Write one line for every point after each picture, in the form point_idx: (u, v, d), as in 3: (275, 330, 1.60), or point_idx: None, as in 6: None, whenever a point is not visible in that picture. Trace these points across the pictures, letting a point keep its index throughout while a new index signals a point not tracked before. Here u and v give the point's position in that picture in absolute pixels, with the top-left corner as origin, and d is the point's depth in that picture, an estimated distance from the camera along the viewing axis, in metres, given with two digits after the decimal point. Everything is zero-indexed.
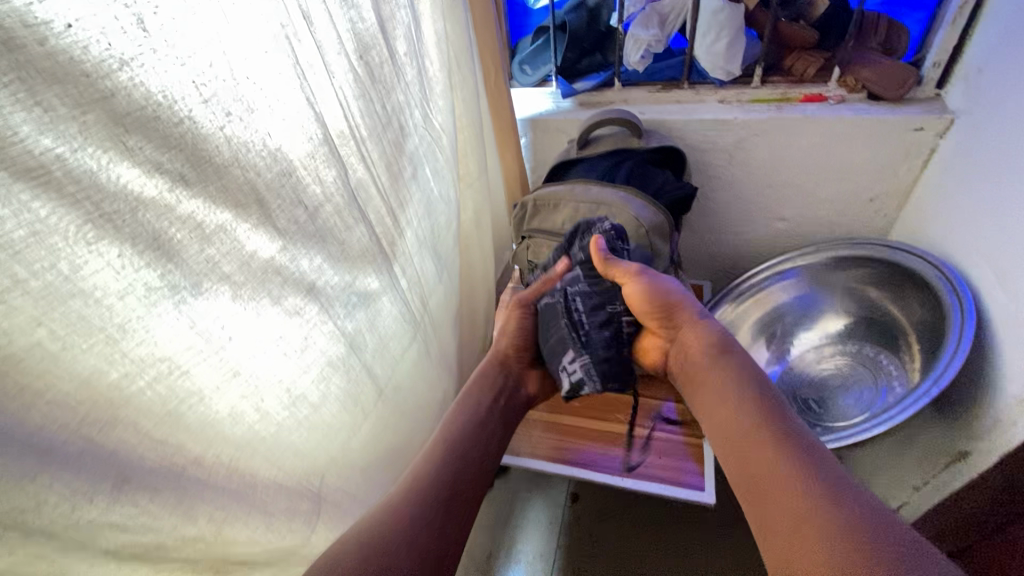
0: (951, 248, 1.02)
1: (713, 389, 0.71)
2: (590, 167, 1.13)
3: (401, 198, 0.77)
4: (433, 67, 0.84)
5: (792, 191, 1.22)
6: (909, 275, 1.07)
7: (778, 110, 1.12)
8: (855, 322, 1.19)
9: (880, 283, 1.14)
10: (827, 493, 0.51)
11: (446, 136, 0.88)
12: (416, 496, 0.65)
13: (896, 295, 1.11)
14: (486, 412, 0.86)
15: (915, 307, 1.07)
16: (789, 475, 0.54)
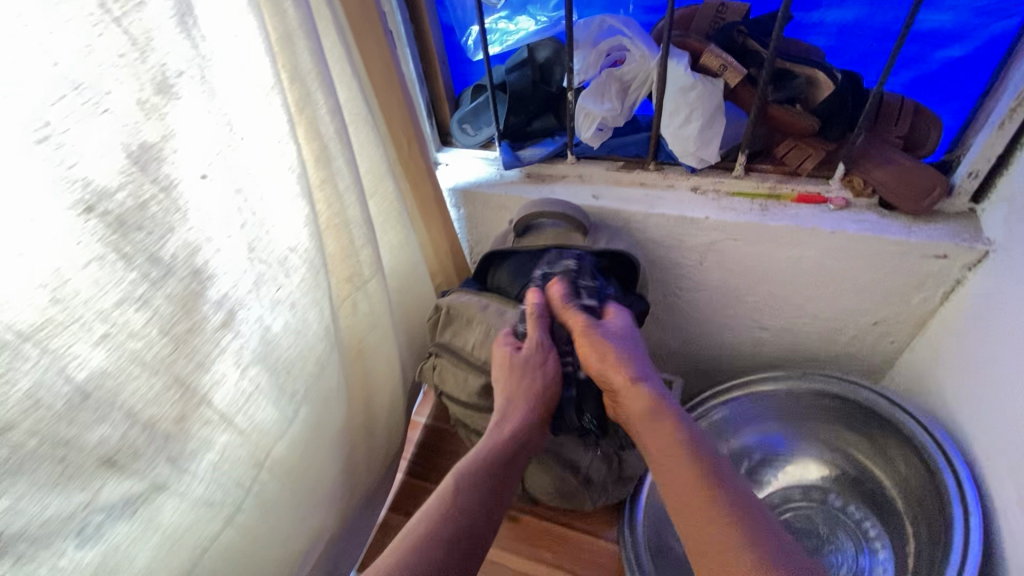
0: (970, 421, 0.79)
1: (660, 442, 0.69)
2: (521, 269, 0.90)
3: (201, 358, 0.59)
4: (268, 172, 0.64)
5: (779, 304, 0.97)
6: (895, 430, 0.86)
7: (763, 213, 0.87)
8: (838, 474, 0.96)
9: (855, 425, 0.93)
10: (738, 513, 0.60)
11: (298, 253, 0.69)
12: (445, 550, 0.60)
13: (874, 446, 0.91)
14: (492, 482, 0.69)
15: (901, 469, 0.87)
16: (715, 499, 0.62)
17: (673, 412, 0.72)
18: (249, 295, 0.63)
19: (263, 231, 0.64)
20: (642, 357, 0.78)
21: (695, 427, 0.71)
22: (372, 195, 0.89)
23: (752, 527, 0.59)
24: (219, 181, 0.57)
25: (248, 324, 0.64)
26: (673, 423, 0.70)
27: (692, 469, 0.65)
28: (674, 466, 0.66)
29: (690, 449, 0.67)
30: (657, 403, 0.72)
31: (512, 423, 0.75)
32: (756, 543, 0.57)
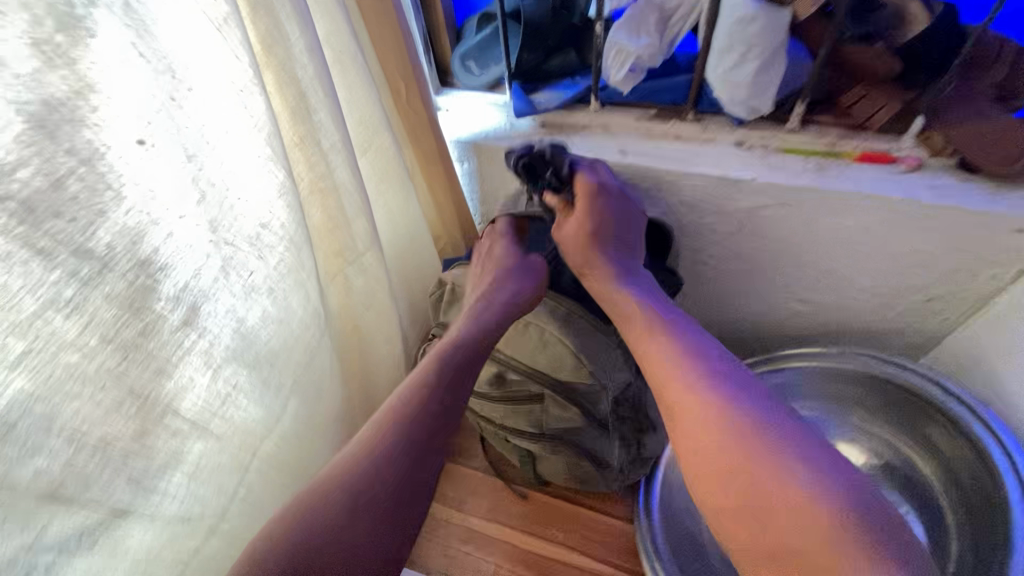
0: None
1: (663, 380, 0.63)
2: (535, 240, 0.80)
3: (159, 365, 0.49)
4: (229, 135, 0.51)
5: (826, 278, 0.85)
6: (934, 414, 0.77)
7: (820, 174, 0.73)
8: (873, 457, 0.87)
9: (889, 409, 0.83)
10: (776, 466, 0.52)
11: (274, 230, 0.58)
12: (344, 492, 0.55)
13: (909, 431, 0.82)
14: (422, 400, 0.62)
15: (948, 454, 0.77)
16: (735, 435, 0.55)
17: (665, 325, 0.66)
18: (215, 286, 0.53)
19: (227, 208, 0.53)
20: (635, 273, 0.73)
21: (696, 342, 0.64)
22: (364, 151, 0.75)
23: (777, 454, 0.52)
24: (161, 150, 0.46)
25: (216, 319, 0.54)
26: (673, 356, 0.63)
27: (704, 407, 0.58)
28: (681, 408, 0.59)
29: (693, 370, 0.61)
30: (653, 334, 0.66)
31: (450, 341, 0.68)
32: (786, 471, 0.51)
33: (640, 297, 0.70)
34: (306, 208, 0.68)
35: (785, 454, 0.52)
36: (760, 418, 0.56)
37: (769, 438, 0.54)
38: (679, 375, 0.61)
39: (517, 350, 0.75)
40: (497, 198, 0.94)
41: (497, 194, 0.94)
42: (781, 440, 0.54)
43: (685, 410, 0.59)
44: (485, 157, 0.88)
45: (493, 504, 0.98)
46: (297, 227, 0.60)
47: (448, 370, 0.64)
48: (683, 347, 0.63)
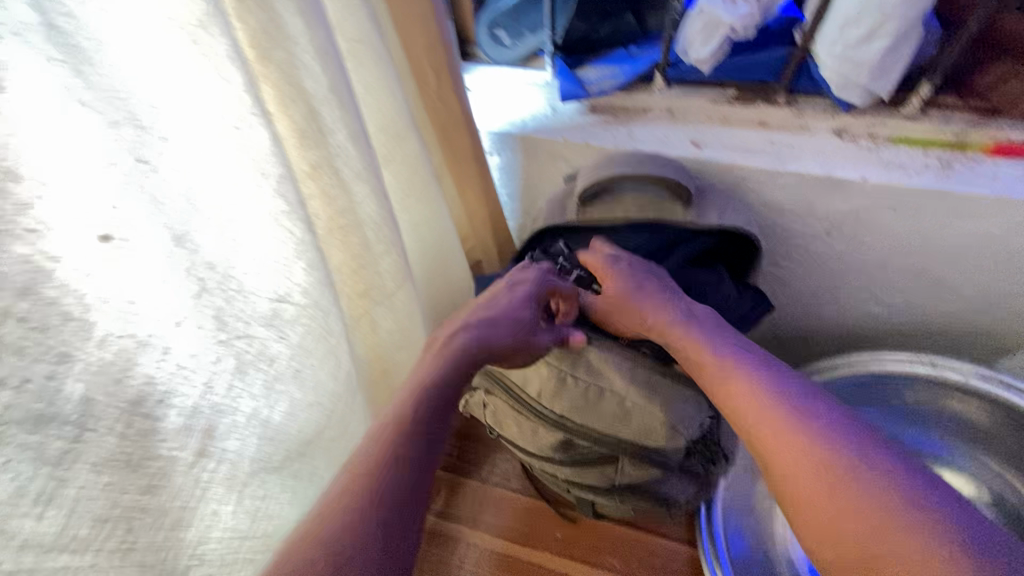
0: None
1: (741, 410, 0.47)
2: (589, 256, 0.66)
3: (174, 518, 0.36)
4: (225, 191, 0.36)
5: (919, 286, 0.72)
6: None
7: (944, 173, 0.60)
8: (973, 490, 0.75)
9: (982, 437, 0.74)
10: (878, 479, 0.38)
11: (295, 302, 0.44)
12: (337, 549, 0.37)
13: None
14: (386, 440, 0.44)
15: None
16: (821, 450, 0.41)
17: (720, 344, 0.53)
18: (231, 394, 0.39)
19: (235, 293, 0.38)
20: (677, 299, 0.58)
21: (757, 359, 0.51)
22: (385, 162, 0.60)
23: (891, 484, 0.37)
24: (136, 239, 0.31)
25: (237, 434, 0.41)
26: (746, 379, 0.48)
27: (793, 437, 0.42)
28: (764, 443, 0.44)
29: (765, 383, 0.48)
30: (727, 363, 0.51)
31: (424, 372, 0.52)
32: (901, 507, 0.36)
33: (708, 326, 0.55)
34: (324, 249, 0.53)
35: (904, 485, 0.37)
36: (874, 452, 0.40)
37: (880, 468, 0.38)
38: (758, 400, 0.46)
39: (585, 414, 0.63)
40: (534, 198, 0.79)
41: (535, 192, 0.78)
42: (900, 473, 0.38)
43: (769, 447, 0.43)
44: (522, 152, 0.72)
45: (538, 530, 0.89)
46: (325, 288, 0.46)
47: (427, 404, 0.48)
48: (761, 373, 0.49)
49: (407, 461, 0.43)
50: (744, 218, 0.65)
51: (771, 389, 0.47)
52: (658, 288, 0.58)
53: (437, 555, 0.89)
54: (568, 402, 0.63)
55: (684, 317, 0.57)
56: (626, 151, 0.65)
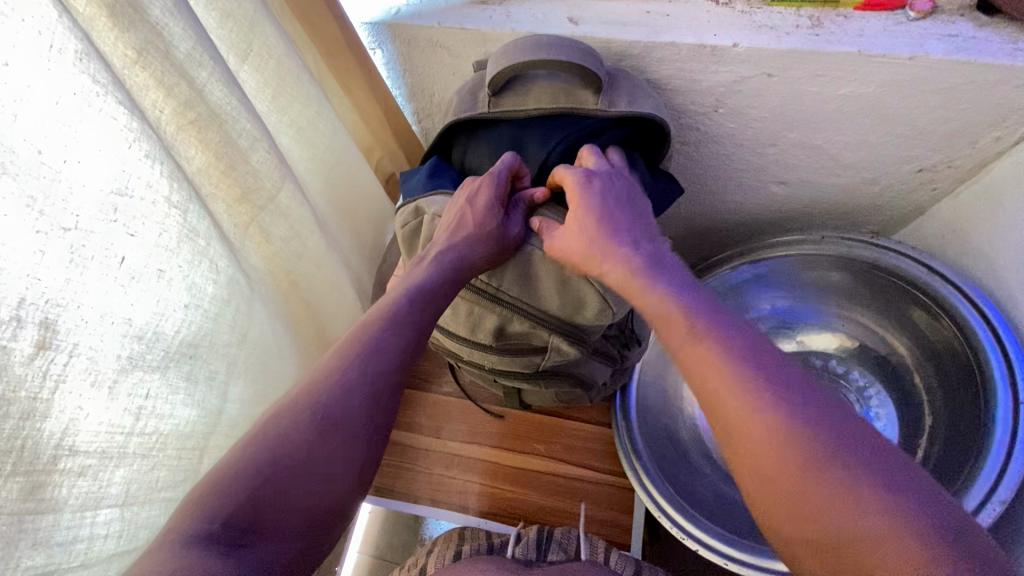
0: (1001, 282, 0.68)
1: (700, 377, 0.42)
2: (505, 146, 0.65)
3: (21, 409, 0.37)
4: (13, 69, 0.34)
5: (807, 156, 0.75)
6: (908, 292, 0.75)
7: (813, 32, 0.62)
8: (855, 348, 0.86)
9: (865, 297, 0.82)
10: (846, 470, 0.35)
11: (139, 197, 0.43)
12: (318, 433, 0.43)
13: (890, 314, 0.80)
14: (375, 336, 0.50)
15: (920, 331, 0.77)
16: (789, 442, 0.37)
17: (678, 301, 0.47)
18: (71, 290, 0.39)
19: (51, 182, 0.37)
20: (631, 245, 0.54)
21: (708, 316, 0.45)
22: (244, 55, 0.56)
23: (886, 491, 0.34)
24: None
25: (88, 330, 0.41)
26: (710, 340, 0.43)
27: (759, 415, 0.38)
28: (725, 417, 0.40)
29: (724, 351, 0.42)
30: (690, 321, 0.45)
31: (405, 284, 0.55)
32: (872, 499, 0.34)
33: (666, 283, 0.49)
34: (181, 150, 0.50)
35: (877, 473, 0.35)
36: (843, 430, 0.37)
37: (847, 453, 0.36)
38: (724, 375, 0.41)
39: (520, 290, 0.62)
40: (431, 96, 0.77)
41: (430, 89, 0.76)
42: (868, 457, 0.36)
43: (730, 421, 0.39)
44: (406, 44, 0.69)
45: (469, 427, 0.94)
46: (176, 184, 0.46)
47: (414, 308, 0.53)
48: (722, 331, 0.43)
49: (377, 350, 0.49)
50: (640, 97, 0.63)
51: (737, 347, 0.42)
52: (610, 238, 0.54)
53: (383, 460, 0.94)
54: (506, 278, 0.62)
55: (643, 270, 0.51)
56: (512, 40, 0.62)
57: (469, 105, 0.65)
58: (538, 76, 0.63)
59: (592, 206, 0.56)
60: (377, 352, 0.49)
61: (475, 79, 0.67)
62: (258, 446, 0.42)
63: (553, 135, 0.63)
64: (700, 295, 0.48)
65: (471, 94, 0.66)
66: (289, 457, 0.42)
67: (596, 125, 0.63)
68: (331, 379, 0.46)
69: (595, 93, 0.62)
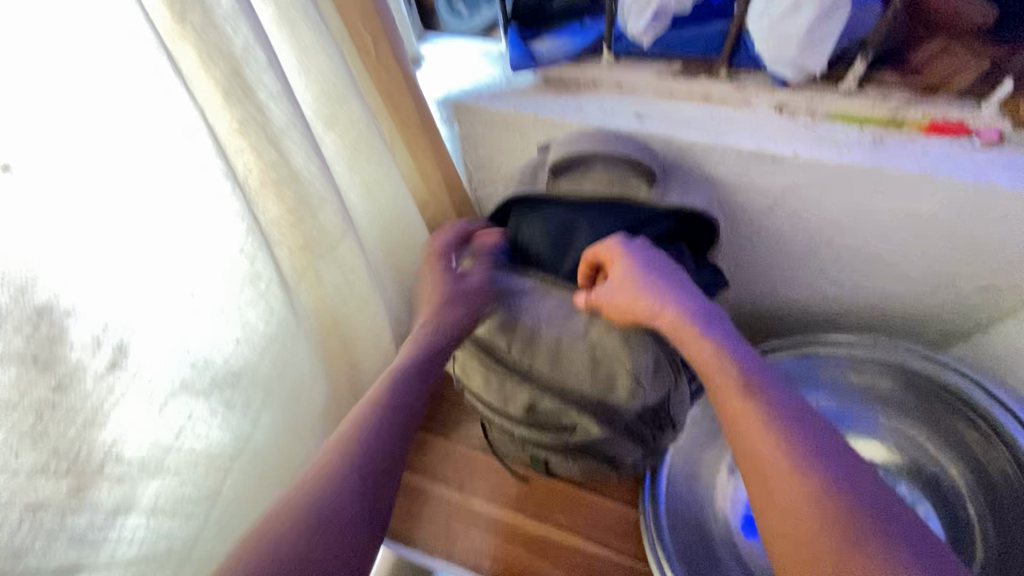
0: None
1: (758, 456, 0.42)
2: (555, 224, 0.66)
3: (85, 418, 0.43)
4: (140, 140, 0.43)
5: (866, 264, 0.73)
6: (963, 412, 0.72)
7: (875, 150, 0.62)
8: (898, 463, 0.77)
9: (913, 412, 0.77)
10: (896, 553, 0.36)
11: (215, 245, 0.50)
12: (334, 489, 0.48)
13: (939, 433, 0.75)
14: (377, 409, 0.54)
15: (975, 456, 0.71)
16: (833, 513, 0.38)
17: (731, 361, 0.49)
18: (145, 319, 0.46)
19: (146, 229, 0.44)
20: (685, 293, 0.54)
21: (759, 379, 0.47)
22: (329, 124, 0.63)
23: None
24: (41, 172, 0.37)
25: (152, 355, 0.47)
26: (773, 420, 0.44)
27: (805, 481, 0.40)
28: (770, 479, 0.41)
29: (771, 418, 0.44)
30: (742, 383, 0.47)
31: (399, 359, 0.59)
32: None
33: (719, 336, 0.51)
34: (260, 203, 0.57)
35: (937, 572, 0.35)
36: (882, 508, 0.39)
37: (904, 546, 0.36)
38: (770, 439, 0.43)
39: (551, 364, 0.61)
40: (493, 166, 0.82)
41: (497, 161, 0.81)
42: (909, 541, 0.37)
43: (775, 483, 0.41)
44: (478, 121, 0.75)
45: (491, 485, 0.95)
46: (250, 234, 0.52)
47: (406, 384, 0.57)
48: (770, 398, 0.46)
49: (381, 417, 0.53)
50: (694, 193, 0.65)
51: (784, 415, 0.44)
52: (665, 286, 0.54)
53: (401, 504, 0.95)
54: (538, 354, 0.62)
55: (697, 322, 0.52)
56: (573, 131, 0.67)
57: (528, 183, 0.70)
58: (597, 164, 0.65)
59: (647, 257, 0.56)
60: (369, 452, 0.50)
61: (535, 158, 0.71)
62: (287, 506, 0.46)
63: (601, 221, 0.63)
64: (748, 354, 0.50)
65: (533, 171, 0.71)
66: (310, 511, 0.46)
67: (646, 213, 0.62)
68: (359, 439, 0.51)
69: (648, 184, 0.64)
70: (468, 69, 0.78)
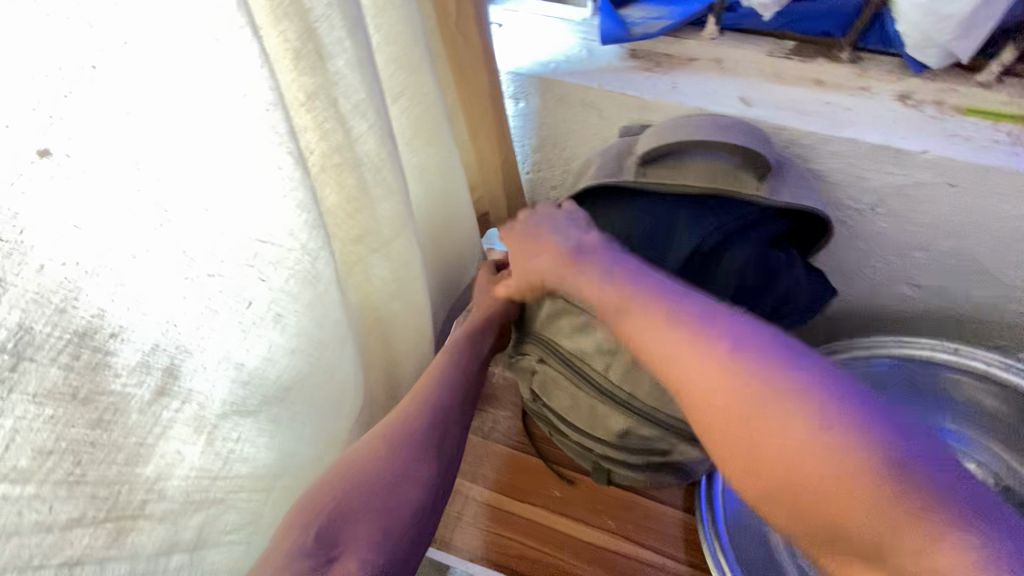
0: None
1: (710, 404, 0.35)
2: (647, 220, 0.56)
3: (127, 455, 0.35)
4: (203, 114, 0.33)
5: (962, 274, 0.68)
6: None
7: (1015, 150, 0.55)
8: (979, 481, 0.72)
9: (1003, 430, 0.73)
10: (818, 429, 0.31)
11: (278, 243, 0.41)
12: (392, 460, 0.52)
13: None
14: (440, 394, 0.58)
15: None
16: (790, 416, 0.32)
17: (625, 283, 0.43)
18: (200, 335, 0.37)
19: (204, 230, 0.35)
20: (583, 247, 0.50)
21: (638, 292, 0.42)
22: (396, 96, 0.57)
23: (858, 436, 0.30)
24: (87, 155, 0.28)
25: (205, 375, 0.39)
26: (702, 344, 0.36)
27: (749, 385, 0.34)
28: (709, 403, 0.35)
29: (682, 331, 0.38)
30: (635, 304, 0.41)
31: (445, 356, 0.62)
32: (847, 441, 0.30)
33: (610, 270, 0.46)
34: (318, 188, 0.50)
35: (883, 441, 0.30)
36: (839, 387, 0.33)
37: (893, 432, 0.30)
38: (694, 355, 0.36)
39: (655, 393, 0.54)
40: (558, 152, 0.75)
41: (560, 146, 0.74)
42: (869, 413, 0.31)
43: (719, 410, 0.35)
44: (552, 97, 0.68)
45: (533, 487, 0.89)
46: (314, 232, 0.44)
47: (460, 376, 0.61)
48: (676, 304, 0.40)
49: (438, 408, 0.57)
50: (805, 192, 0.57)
51: (694, 318, 0.38)
52: (577, 244, 0.51)
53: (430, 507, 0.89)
54: (641, 382, 0.54)
55: (599, 268, 0.47)
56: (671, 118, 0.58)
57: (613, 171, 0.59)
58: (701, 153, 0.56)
59: (534, 215, 0.56)
60: (434, 408, 0.57)
61: (622, 143, 0.62)
62: (344, 477, 0.50)
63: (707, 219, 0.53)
64: (620, 271, 0.45)
65: (617, 160, 0.60)
66: (365, 482, 0.50)
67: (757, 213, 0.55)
68: (408, 422, 0.55)
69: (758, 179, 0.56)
70: (549, 34, 0.70)
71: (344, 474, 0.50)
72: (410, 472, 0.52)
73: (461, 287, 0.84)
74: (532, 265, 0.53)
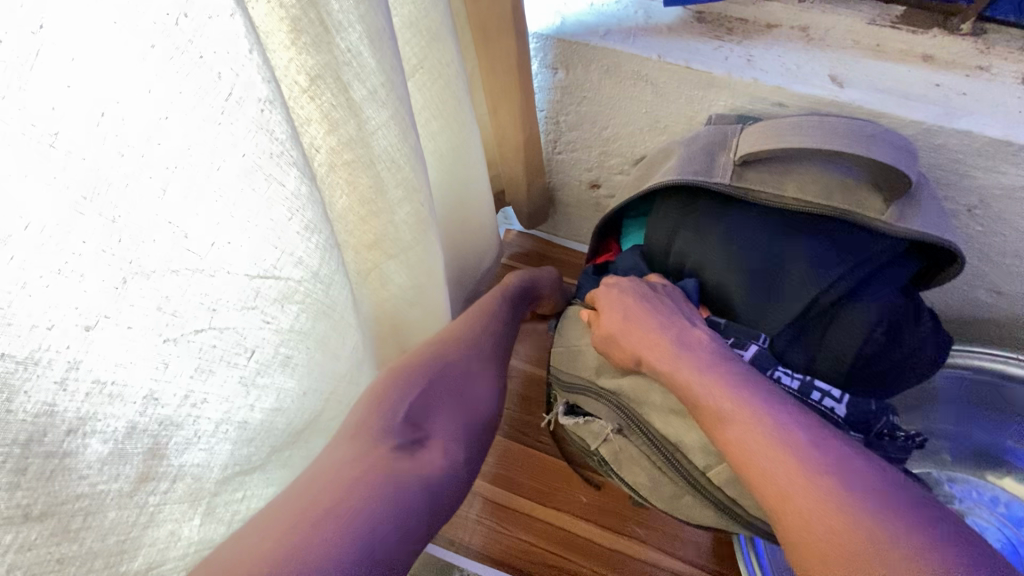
0: None
1: (772, 486, 0.41)
2: (757, 234, 0.55)
3: (108, 557, 0.28)
4: (183, 126, 0.25)
5: None
6: None
7: None
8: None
9: None
10: (871, 502, 0.38)
11: (284, 277, 0.33)
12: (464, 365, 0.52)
13: None
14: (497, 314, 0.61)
15: None
16: (846, 503, 0.38)
17: (738, 390, 0.46)
18: (191, 403, 0.29)
19: (190, 274, 0.27)
20: (686, 328, 0.53)
21: (744, 392, 0.46)
22: (413, 69, 0.47)
23: (917, 536, 0.36)
24: (10, 207, 0.19)
25: (200, 446, 0.31)
26: (785, 456, 0.42)
27: (826, 479, 0.40)
28: (788, 491, 0.40)
29: (771, 426, 0.44)
30: (740, 403, 0.45)
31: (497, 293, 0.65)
32: (888, 515, 0.37)
33: (721, 365, 0.49)
34: (327, 193, 0.41)
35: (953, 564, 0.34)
36: (896, 485, 0.40)
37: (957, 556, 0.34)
38: (782, 457, 0.42)
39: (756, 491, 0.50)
40: (608, 124, 0.70)
41: (614, 116, 0.69)
42: (918, 505, 0.38)
43: (795, 495, 0.40)
44: (596, 70, 0.64)
45: (557, 491, 0.84)
46: (326, 254, 0.35)
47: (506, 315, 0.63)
48: (786, 421, 0.44)
49: (495, 334, 0.58)
50: (940, 221, 0.53)
51: (796, 430, 0.43)
52: (679, 323, 0.53)
53: None
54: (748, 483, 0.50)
55: (701, 359, 0.50)
56: (798, 115, 0.55)
57: (703, 168, 0.57)
58: (826, 165, 0.56)
59: (633, 285, 0.58)
60: (490, 331, 0.58)
61: (712, 132, 0.59)
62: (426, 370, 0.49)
63: (824, 244, 0.53)
64: (730, 367, 0.49)
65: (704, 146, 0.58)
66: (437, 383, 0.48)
67: (887, 247, 0.53)
68: (471, 337, 0.55)
69: (886, 199, 0.54)
70: None
71: (426, 367, 0.49)
72: (475, 382, 0.52)
73: (480, 279, 0.76)
74: (625, 335, 0.54)
